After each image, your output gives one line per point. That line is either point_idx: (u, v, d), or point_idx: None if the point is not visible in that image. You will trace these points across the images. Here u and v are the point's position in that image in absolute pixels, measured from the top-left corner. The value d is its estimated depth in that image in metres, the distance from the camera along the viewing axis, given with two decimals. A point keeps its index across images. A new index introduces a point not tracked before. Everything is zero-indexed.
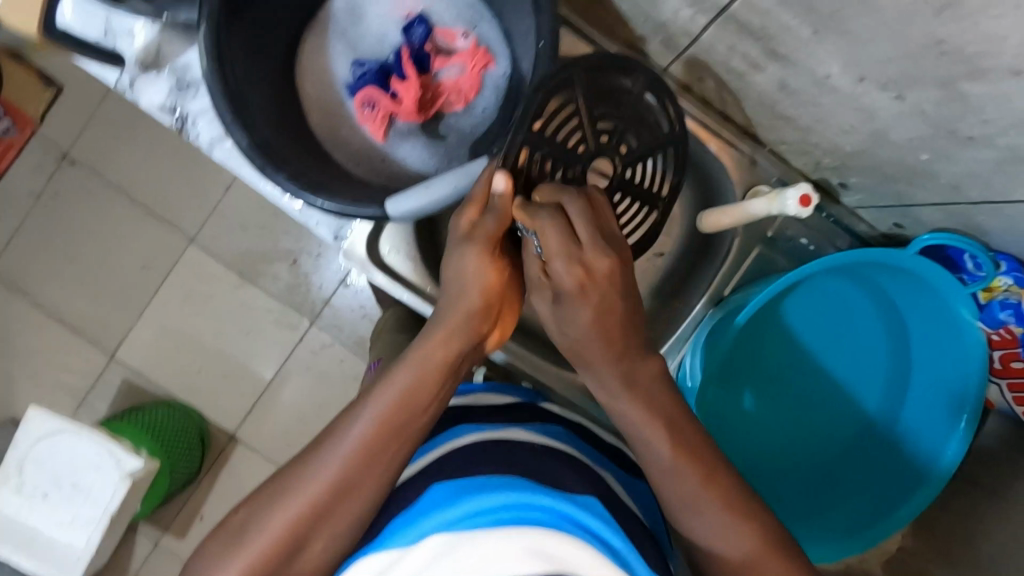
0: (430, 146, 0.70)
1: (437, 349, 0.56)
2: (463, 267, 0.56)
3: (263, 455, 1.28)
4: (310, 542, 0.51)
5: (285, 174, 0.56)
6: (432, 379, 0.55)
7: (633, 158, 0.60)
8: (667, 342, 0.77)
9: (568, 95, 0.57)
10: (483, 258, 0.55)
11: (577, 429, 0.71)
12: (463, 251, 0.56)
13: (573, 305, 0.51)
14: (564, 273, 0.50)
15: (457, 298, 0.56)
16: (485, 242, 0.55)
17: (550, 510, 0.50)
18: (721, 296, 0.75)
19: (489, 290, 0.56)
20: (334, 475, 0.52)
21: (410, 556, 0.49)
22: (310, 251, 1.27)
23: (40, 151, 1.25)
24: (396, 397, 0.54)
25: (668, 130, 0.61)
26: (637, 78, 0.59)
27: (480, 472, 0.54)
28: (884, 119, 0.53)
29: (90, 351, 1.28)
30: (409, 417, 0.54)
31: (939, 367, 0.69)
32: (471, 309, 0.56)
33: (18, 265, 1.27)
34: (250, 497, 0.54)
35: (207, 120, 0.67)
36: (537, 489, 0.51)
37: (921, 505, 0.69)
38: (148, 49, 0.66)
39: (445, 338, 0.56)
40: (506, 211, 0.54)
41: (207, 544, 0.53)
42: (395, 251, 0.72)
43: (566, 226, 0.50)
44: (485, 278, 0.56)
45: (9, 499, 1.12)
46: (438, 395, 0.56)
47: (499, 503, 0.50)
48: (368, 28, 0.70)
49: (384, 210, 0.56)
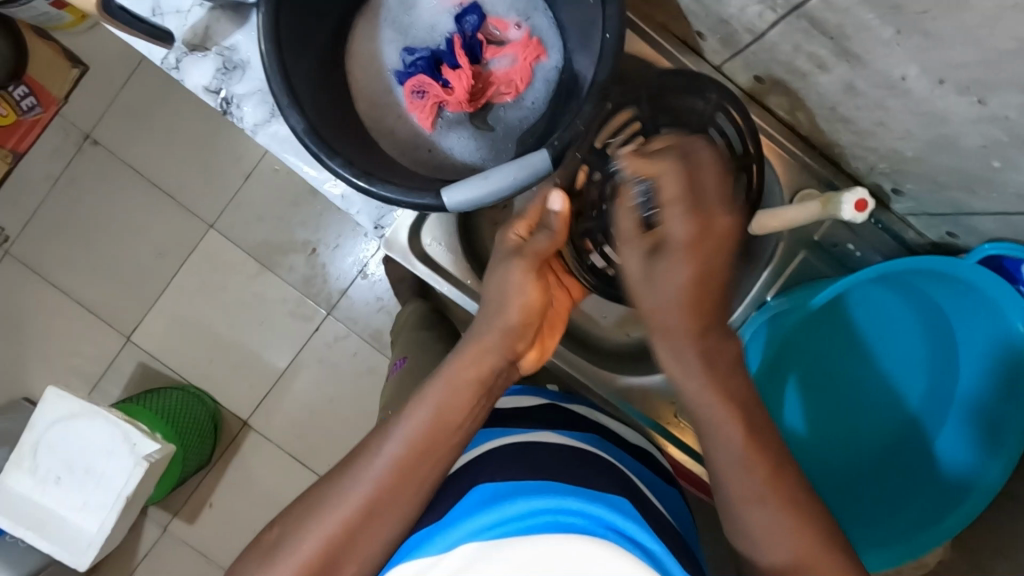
0: (477, 137, 0.69)
1: (471, 366, 0.55)
2: (508, 280, 0.57)
3: (276, 444, 1.27)
4: (357, 544, 0.50)
5: (340, 159, 0.55)
6: (463, 392, 0.54)
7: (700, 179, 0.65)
8: (736, 312, 0.75)
9: (633, 112, 0.65)
10: (528, 273, 0.57)
11: (610, 433, 0.70)
12: (510, 265, 0.58)
13: (672, 263, 0.46)
14: (680, 224, 0.46)
15: (495, 314, 0.57)
16: (533, 258, 0.57)
17: (583, 515, 0.48)
18: (762, 302, 0.74)
19: (529, 305, 0.57)
20: (372, 486, 0.51)
21: (441, 565, 0.48)
22: (328, 241, 1.26)
23: (63, 131, 1.25)
24: (434, 409, 0.53)
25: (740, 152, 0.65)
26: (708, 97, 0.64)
27: (508, 479, 0.53)
28: (956, 125, 0.52)
29: (105, 334, 1.27)
30: (444, 428, 0.53)
31: (985, 378, 0.67)
32: (508, 326, 0.56)
33: (35, 245, 1.26)
34: (290, 509, 0.53)
35: (253, 103, 0.66)
36: (569, 494, 0.50)
37: (963, 519, 0.67)
38: (196, 30, 0.66)
39: (479, 355, 0.55)
40: (557, 228, 0.57)
41: (253, 550, 0.52)
42: (436, 242, 0.72)
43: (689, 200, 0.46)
44: (529, 292, 0.57)
45: (24, 479, 1.11)
46: (471, 410, 0.55)
47: (529, 509, 0.49)
48: (421, 15, 0.69)
49: (441, 200, 0.55)
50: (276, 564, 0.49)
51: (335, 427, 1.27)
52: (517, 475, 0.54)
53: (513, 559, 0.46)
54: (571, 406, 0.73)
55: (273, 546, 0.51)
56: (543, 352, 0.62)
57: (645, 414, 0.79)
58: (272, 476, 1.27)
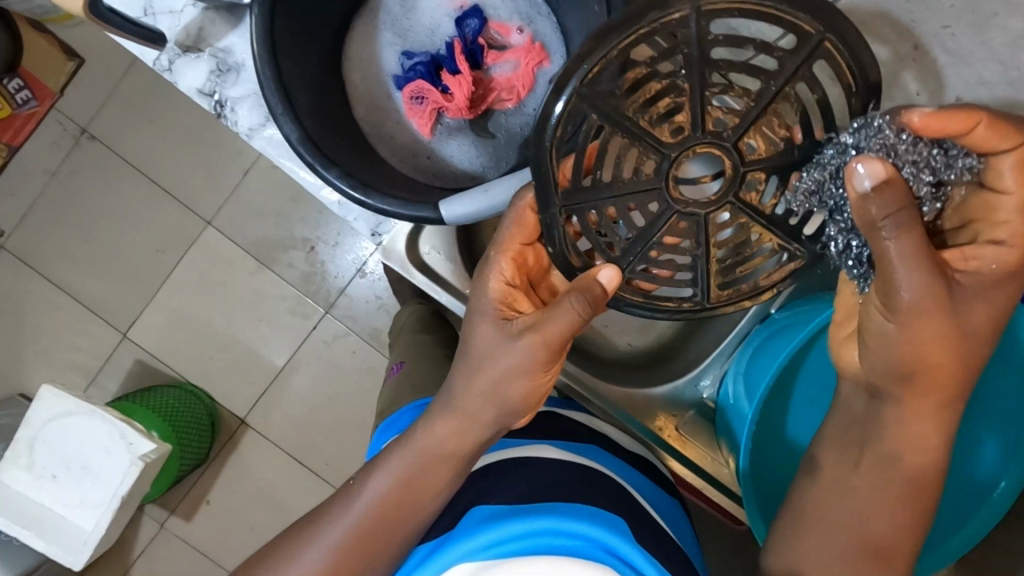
0: (477, 143, 0.68)
1: (451, 440, 0.55)
2: (511, 359, 0.52)
3: (273, 442, 1.26)
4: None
5: (336, 170, 0.53)
6: (437, 458, 0.55)
7: (743, 126, 0.47)
8: (706, 360, 0.77)
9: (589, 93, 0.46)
10: (536, 353, 0.51)
11: (612, 444, 0.69)
12: (513, 340, 0.52)
13: (992, 300, 0.48)
14: (1009, 237, 0.47)
15: (494, 390, 0.53)
16: (548, 338, 0.50)
17: (582, 537, 0.47)
18: (767, 314, 0.74)
19: (535, 381, 0.53)
20: (344, 533, 0.55)
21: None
22: (327, 239, 1.24)
23: (58, 125, 1.23)
24: (405, 465, 0.56)
25: (786, 54, 0.46)
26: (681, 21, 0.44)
27: (505, 499, 0.52)
28: None
29: (103, 330, 1.26)
30: (417, 484, 0.55)
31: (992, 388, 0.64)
32: (510, 402, 0.53)
33: (32, 240, 1.25)
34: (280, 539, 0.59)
35: (247, 106, 0.64)
36: (564, 514, 0.49)
37: (970, 539, 0.63)
38: (189, 30, 0.64)
39: (467, 429, 0.54)
40: (596, 302, 0.49)
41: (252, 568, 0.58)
42: (435, 251, 0.70)
43: (1003, 184, 0.47)
44: (537, 371, 0.52)
45: (20, 476, 1.10)
46: (449, 478, 0.56)
47: (524, 530, 0.47)
48: (420, 19, 0.68)
49: (438, 213, 0.54)
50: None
51: (331, 426, 1.26)
52: (514, 495, 0.53)
53: None
54: (571, 414, 0.72)
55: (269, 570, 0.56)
56: None
57: (644, 425, 0.76)
58: (269, 475, 1.26)
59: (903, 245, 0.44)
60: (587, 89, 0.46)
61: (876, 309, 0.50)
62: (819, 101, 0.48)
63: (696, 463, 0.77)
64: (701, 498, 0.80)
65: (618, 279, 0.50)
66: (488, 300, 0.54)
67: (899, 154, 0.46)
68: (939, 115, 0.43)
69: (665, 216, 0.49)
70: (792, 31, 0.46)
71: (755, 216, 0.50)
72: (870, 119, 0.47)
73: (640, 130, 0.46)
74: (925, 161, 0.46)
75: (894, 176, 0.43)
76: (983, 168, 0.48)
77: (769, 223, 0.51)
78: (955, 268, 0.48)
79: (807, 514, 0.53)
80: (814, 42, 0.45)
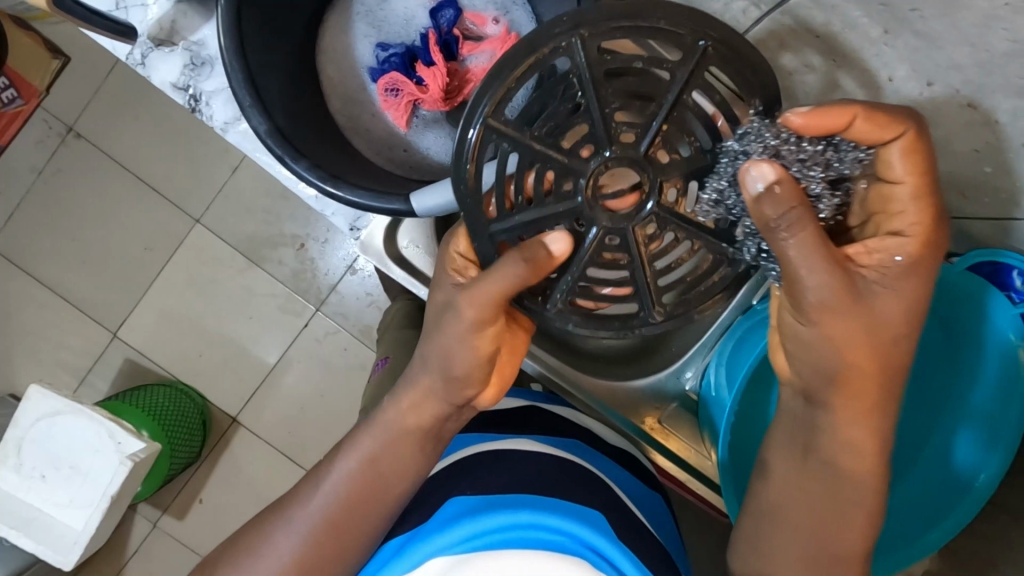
0: (454, 136, 0.68)
1: (410, 413, 0.56)
2: (450, 332, 0.52)
3: (265, 440, 1.26)
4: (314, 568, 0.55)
5: (305, 162, 0.53)
6: (403, 439, 0.56)
7: (647, 138, 0.48)
8: (687, 354, 0.77)
9: (498, 129, 0.49)
10: (473, 322, 0.51)
11: (592, 436, 0.69)
12: (456, 309, 0.52)
13: (902, 288, 0.47)
14: (910, 228, 0.48)
15: (441, 364, 0.54)
16: (486, 305, 0.50)
17: (558, 531, 0.47)
18: (749, 305, 0.73)
19: (479, 360, 0.53)
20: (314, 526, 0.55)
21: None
22: (317, 236, 1.24)
23: (45, 123, 1.22)
24: (374, 447, 0.56)
25: (677, 65, 0.48)
26: (568, 50, 0.47)
27: (480, 492, 0.52)
28: None
29: (92, 329, 1.25)
30: (390, 469, 0.56)
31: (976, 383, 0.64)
32: (451, 375, 0.54)
33: (19, 240, 1.24)
34: (251, 531, 0.58)
35: (221, 101, 0.64)
36: (540, 508, 0.49)
37: (948, 532, 0.62)
38: (162, 24, 0.63)
39: (421, 402, 0.56)
40: (536, 263, 0.48)
41: (226, 561, 0.58)
42: (413, 244, 0.69)
43: (892, 172, 0.48)
44: (481, 342, 0.52)
45: (8, 476, 1.10)
46: (419, 455, 0.56)
47: (498, 524, 0.47)
48: (395, 10, 0.69)
49: (409, 205, 0.53)
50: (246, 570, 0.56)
51: (324, 423, 1.26)
52: (489, 487, 0.53)
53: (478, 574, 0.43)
54: (553, 408, 0.71)
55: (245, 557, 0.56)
56: (502, 381, 0.58)
57: (626, 417, 0.76)
58: (261, 473, 1.26)
59: (800, 243, 0.44)
60: (493, 122, 0.49)
61: (788, 313, 0.49)
62: (720, 104, 0.50)
63: (679, 455, 0.76)
64: (683, 489, 0.80)
65: (569, 243, 0.48)
66: (444, 276, 0.55)
67: (783, 156, 0.47)
68: (816, 112, 0.45)
69: (592, 235, 0.50)
70: (678, 42, 0.47)
71: (681, 225, 0.51)
72: (753, 125, 0.48)
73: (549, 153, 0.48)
74: (812, 159, 0.47)
75: (784, 177, 0.43)
76: (875, 161, 0.49)
77: (695, 229, 0.51)
78: (859, 264, 0.48)
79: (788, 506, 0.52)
80: (698, 52, 0.47)
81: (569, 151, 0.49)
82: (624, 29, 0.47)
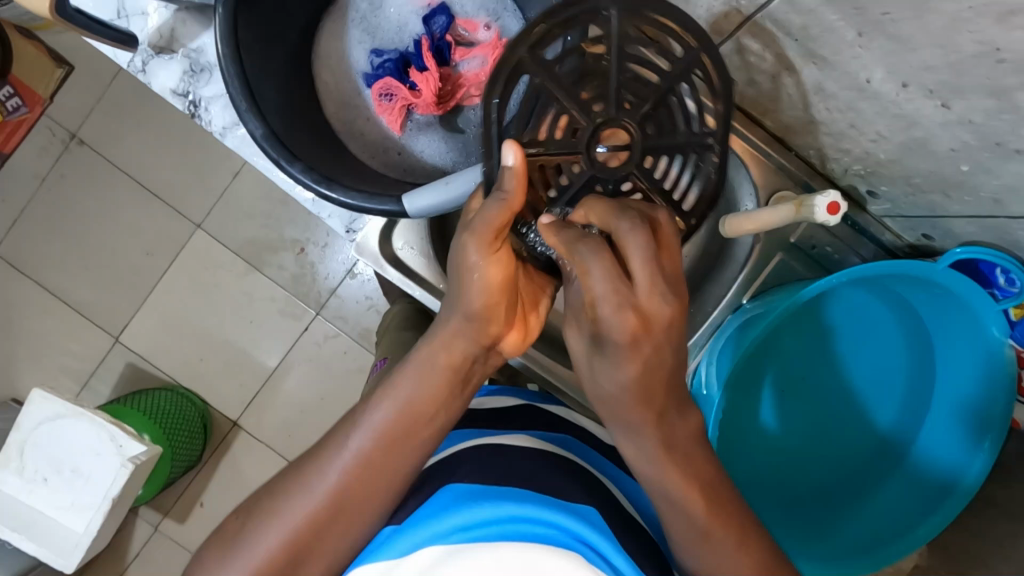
0: (447, 139, 0.70)
1: (443, 353, 0.53)
2: (463, 261, 0.51)
3: (265, 444, 1.27)
4: (327, 536, 0.49)
5: (300, 165, 0.55)
6: (438, 381, 0.53)
7: (644, 108, 0.55)
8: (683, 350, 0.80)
9: (531, 68, 0.53)
10: (481, 253, 0.50)
11: (587, 435, 0.70)
12: (462, 242, 0.51)
13: (616, 359, 0.45)
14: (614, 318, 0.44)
15: (458, 297, 0.52)
16: (485, 233, 0.50)
17: (554, 526, 0.47)
18: (738, 304, 0.78)
19: (490, 286, 0.51)
20: (339, 478, 0.50)
21: (403, 568, 0.47)
22: (317, 240, 1.25)
23: (48, 130, 1.24)
24: (404, 398, 0.52)
25: (683, 54, 0.54)
26: (609, 13, 0.52)
27: (476, 481, 0.53)
28: (925, 128, 0.55)
29: (95, 334, 1.27)
30: (418, 418, 0.52)
31: (961, 377, 0.68)
32: (471, 310, 0.52)
33: (22, 246, 1.26)
34: (257, 495, 0.52)
35: (220, 106, 0.65)
36: (537, 501, 0.50)
37: (934, 528, 0.68)
38: (162, 32, 0.65)
39: (448, 342, 0.53)
40: (511, 190, 0.50)
41: (219, 536, 0.51)
42: (408, 246, 0.71)
43: (648, 245, 0.44)
44: (489, 272, 0.51)
45: (10, 479, 1.11)
46: (447, 400, 0.53)
47: (495, 515, 0.48)
48: (388, 16, 0.70)
49: (402, 206, 0.55)
50: (243, 543, 0.49)
51: (325, 426, 1.27)
52: (486, 477, 0.53)
53: (473, 564, 0.44)
54: (548, 407, 0.72)
55: (244, 527, 0.50)
56: (528, 332, 0.58)
57: None
58: (260, 477, 1.27)
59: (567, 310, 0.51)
60: (530, 60, 0.53)
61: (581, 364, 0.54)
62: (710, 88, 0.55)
63: None
64: None
65: (522, 158, 0.50)
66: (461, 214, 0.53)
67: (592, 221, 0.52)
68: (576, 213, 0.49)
69: (580, 181, 0.56)
70: (681, 42, 0.54)
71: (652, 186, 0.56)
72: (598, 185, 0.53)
73: (565, 98, 0.53)
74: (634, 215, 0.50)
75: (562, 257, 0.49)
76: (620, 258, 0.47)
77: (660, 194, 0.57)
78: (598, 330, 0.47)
79: (688, 515, 0.47)
80: (694, 54, 0.54)
81: (585, 102, 0.54)
82: (650, 11, 0.53)
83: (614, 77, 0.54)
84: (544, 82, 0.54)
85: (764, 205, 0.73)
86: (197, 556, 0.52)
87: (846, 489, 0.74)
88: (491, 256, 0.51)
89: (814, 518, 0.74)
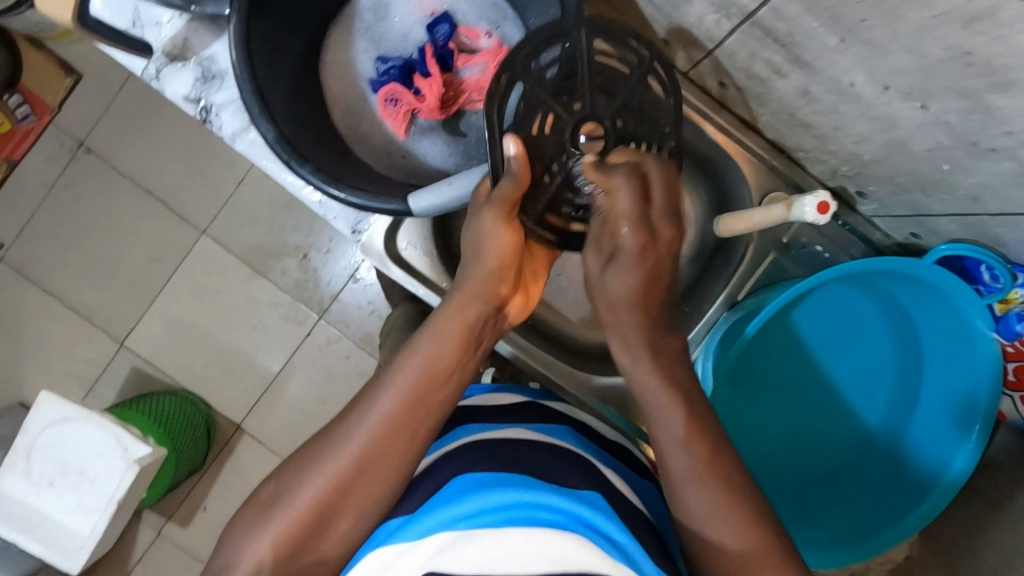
0: (449, 142, 0.73)
1: (456, 314, 0.56)
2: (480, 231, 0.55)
3: (268, 447, 1.29)
4: (351, 498, 0.51)
5: (309, 166, 0.57)
6: (450, 343, 0.55)
7: (615, 110, 0.58)
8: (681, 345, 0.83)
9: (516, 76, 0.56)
10: (498, 222, 0.55)
11: (587, 429, 0.72)
12: (478, 216, 0.55)
13: (626, 267, 0.54)
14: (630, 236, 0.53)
15: (473, 262, 0.56)
16: (501, 206, 0.55)
17: (559, 511, 0.49)
18: (735, 301, 0.81)
19: (505, 250, 0.56)
20: (362, 444, 0.51)
21: (414, 553, 0.48)
22: (320, 246, 1.28)
23: (56, 139, 1.26)
24: (423, 358, 0.54)
25: (640, 63, 0.58)
26: (579, 32, 0.56)
27: (483, 471, 0.54)
28: (905, 129, 0.58)
29: (101, 339, 1.29)
30: (434, 378, 0.54)
31: (949, 372, 0.71)
32: (485, 272, 0.56)
33: (30, 254, 1.28)
34: (287, 461, 0.54)
35: (230, 112, 0.68)
36: (543, 488, 0.51)
37: (924, 518, 0.71)
38: (175, 41, 0.67)
39: (464, 303, 0.56)
40: (518, 174, 0.54)
41: (252, 502, 0.52)
42: (412, 246, 0.73)
43: (639, 195, 0.53)
44: (501, 237, 0.56)
45: (18, 483, 1.12)
46: (458, 361, 0.55)
47: (504, 502, 0.49)
48: (392, 25, 0.72)
49: (406, 205, 0.57)
50: (273, 510, 0.50)
51: None
52: (491, 466, 0.55)
53: (484, 550, 0.46)
54: (550, 403, 0.74)
55: (273, 497, 0.51)
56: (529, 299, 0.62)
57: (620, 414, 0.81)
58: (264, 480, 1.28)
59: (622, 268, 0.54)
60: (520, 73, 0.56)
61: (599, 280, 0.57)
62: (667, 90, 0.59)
63: None
64: None
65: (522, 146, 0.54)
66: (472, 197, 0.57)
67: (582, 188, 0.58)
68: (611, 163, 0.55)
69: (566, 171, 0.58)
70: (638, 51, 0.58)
71: None
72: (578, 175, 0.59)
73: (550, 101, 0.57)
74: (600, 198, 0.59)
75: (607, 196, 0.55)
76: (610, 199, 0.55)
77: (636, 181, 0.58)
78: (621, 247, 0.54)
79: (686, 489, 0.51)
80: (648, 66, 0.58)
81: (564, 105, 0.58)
82: (611, 26, 0.57)
83: (587, 83, 0.57)
84: (529, 91, 0.57)
85: (758, 206, 0.75)
86: (229, 527, 0.52)
87: (836, 482, 0.77)
88: (505, 225, 0.56)
89: (805, 511, 0.77)
